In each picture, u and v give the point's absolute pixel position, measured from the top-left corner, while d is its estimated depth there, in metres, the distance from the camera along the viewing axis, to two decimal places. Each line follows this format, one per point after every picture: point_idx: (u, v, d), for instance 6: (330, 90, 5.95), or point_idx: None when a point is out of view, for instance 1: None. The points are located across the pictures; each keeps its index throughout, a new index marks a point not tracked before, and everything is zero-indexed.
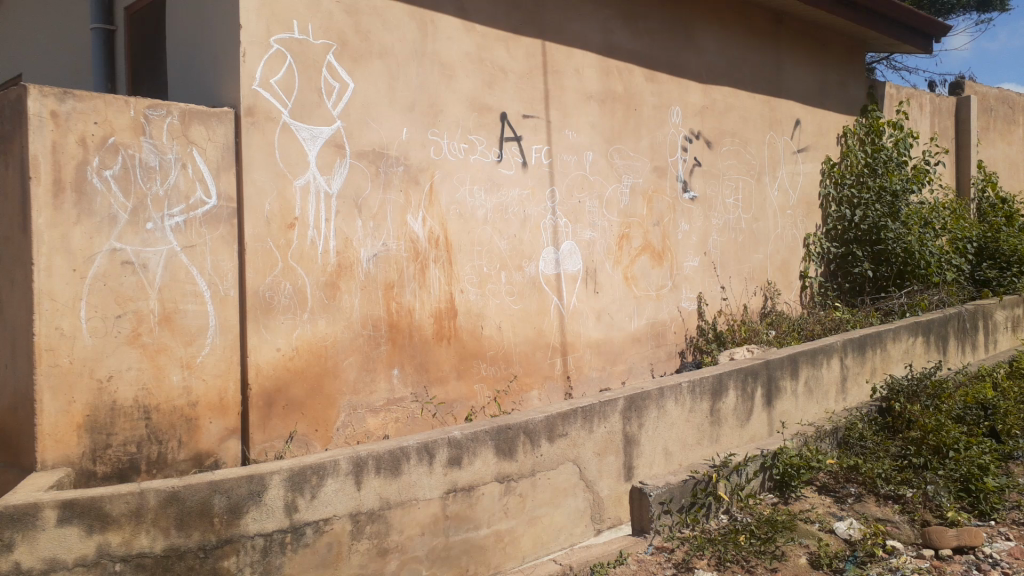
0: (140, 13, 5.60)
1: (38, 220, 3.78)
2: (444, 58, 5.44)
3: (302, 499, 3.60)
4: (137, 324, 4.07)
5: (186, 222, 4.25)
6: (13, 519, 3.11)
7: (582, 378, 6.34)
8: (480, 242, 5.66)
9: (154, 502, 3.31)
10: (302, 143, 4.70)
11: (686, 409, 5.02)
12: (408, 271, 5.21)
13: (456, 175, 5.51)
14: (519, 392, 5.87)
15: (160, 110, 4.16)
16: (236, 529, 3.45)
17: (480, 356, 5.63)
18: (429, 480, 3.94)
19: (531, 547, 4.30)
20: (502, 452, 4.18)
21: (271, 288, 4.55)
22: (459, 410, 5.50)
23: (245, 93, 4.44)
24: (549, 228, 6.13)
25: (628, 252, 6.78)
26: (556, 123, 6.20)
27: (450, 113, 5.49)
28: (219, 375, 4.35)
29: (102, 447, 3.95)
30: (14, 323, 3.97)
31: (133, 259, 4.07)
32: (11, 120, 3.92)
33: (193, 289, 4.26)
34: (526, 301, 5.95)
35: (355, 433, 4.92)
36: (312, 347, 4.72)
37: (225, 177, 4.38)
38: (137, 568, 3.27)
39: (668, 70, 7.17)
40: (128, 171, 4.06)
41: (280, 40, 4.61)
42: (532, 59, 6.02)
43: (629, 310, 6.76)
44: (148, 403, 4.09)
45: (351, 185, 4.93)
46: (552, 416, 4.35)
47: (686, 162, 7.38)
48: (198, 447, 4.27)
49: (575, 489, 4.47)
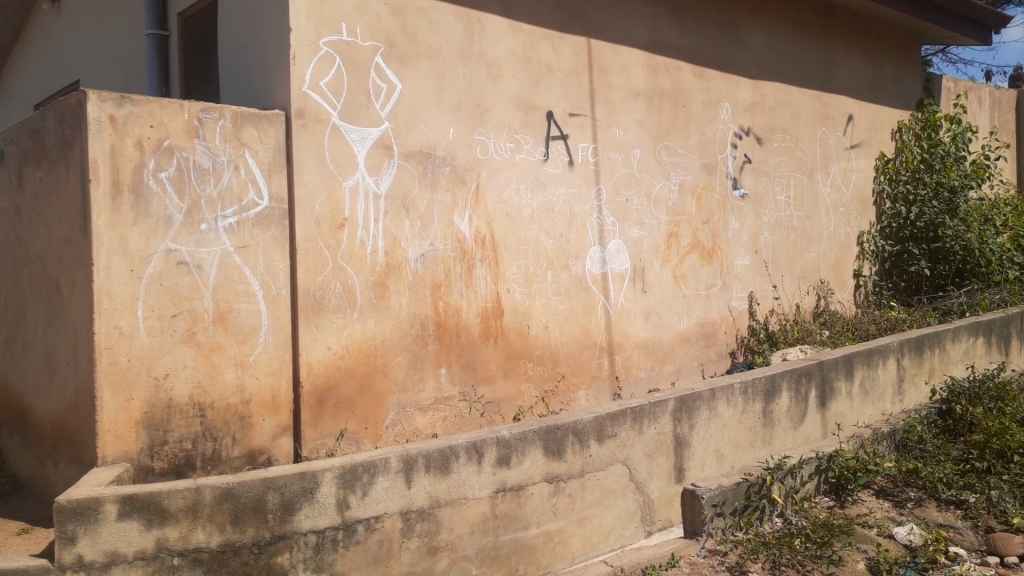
0: (193, 18, 5.71)
1: (98, 222, 3.88)
2: (490, 57, 5.45)
3: (354, 496, 3.63)
4: (192, 323, 4.15)
5: (239, 223, 4.32)
6: (76, 512, 3.21)
7: (630, 378, 6.29)
8: (527, 241, 5.65)
9: (210, 498, 3.37)
10: (351, 144, 4.74)
11: (738, 410, 4.95)
12: (456, 271, 5.23)
13: (503, 174, 5.51)
14: (567, 391, 5.85)
15: (213, 112, 4.23)
16: (290, 526, 3.50)
17: (528, 356, 5.62)
18: (478, 478, 3.95)
19: (581, 548, 4.27)
20: (551, 452, 4.17)
21: (322, 287, 4.60)
22: (507, 409, 5.50)
23: (296, 95, 4.49)
24: (596, 227, 6.09)
25: (677, 250, 6.71)
26: (603, 121, 6.16)
27: (496, 112, 5.49)
28: (271, 373, 4.41)
29: (159, 444, 4.04)
30: (75, 323, 4.09)
31: (188, 259, 4.15)
32: (72, 126, 4.03)
33: (245, 289, 4.32)
34: (573, 301, 5.92)
35: (405, 432, 4.95)
36: (362, 346, 4.76)
37: (276, 178, 4.44)
38: (194, 563, 3.34)
39: (716, 66, 7.07)
40: (182, 173, 4.14)
41: (330, 42, 4.66)
42: (578, 57, 5.99)
43: (679, 310, 6.69)
44: (203, 401, 4.17)
45: (399, 186, 4.96)
46: (601, 417, 4.32)
47: (736, 159, 7.27)
48: (251, 444, 4.34)
49: (625, 490, 4.44)
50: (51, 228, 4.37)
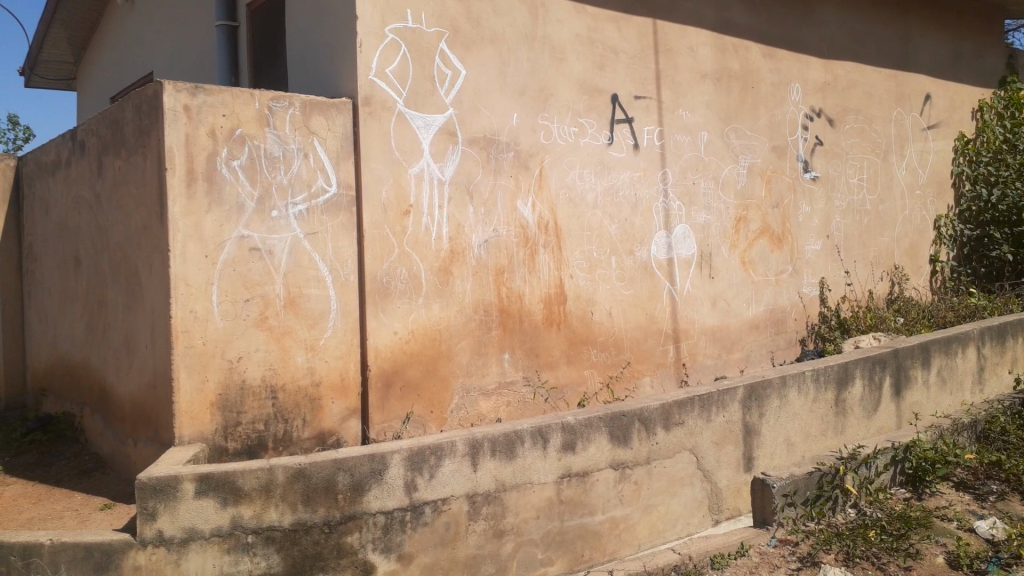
0: (262, 8, 5.81)
1: (174, 209, 4.00)
2: (555, 40, 5.41)
3: (421, 478, 3.68)
4: (264, 308, 4.25)
5: (309, 210, 4.39)
6: (157, 489, 3.33)
7: (696, 365, 6.20)
8: (590, 226, 5.60)
9: (282, 478, 3.45)
10: (416, 131, 4.77)
11: (809, 399, 4.83)
12: (518, 256, 5.22)
13: (567, 158, 5.47)
14: (631, 378, 5.80)
15: (283, 101, 4.31)
16: (359, 506, 3.56)
17: (591, 343, 5.58)
18: (543, 463, 3.94)
19: (647, 535, 4.24)
20: (617, 438, 4.14)
21: (388, 273, 4.64)
22: (571, 395, 5.49)
23: (362, 83, 4.53)
24: (661, 211, 6.01)
25: (745, 235, 6.57)
26: (669, 103, 6.06)
27: (560, 96, 5.45)
28: (340, 357, 4.48)
29: (233, 425, 4.16)
30: (153, 307, 4.23)
31: (261, 245, 4.25)
32: (149, 116, 4.16)
33: (315, 275, 4.40)
34: (637, 287, 5.85)
35: (469, 416, 4.98)
36: (427, 331, 4.80)
37: (344, 166, 4.50)
38: (267, 541, 3.43)
39: (786, 46, 6.89)
40: (254, 161, 4.23)
41: (395, 30, 4.68)
42: (643, 39, 5.89)
43: (747, 297, 6.56)
44: (275, 383, 4.27)
45: (463, 172, 4.97)
46: (668, 404, 4.27)
47: (806, 141, 7.08)
48: (321, 426, 4.42)
49: (692, 478, 4.38)
50: (129, 215, 4.52)
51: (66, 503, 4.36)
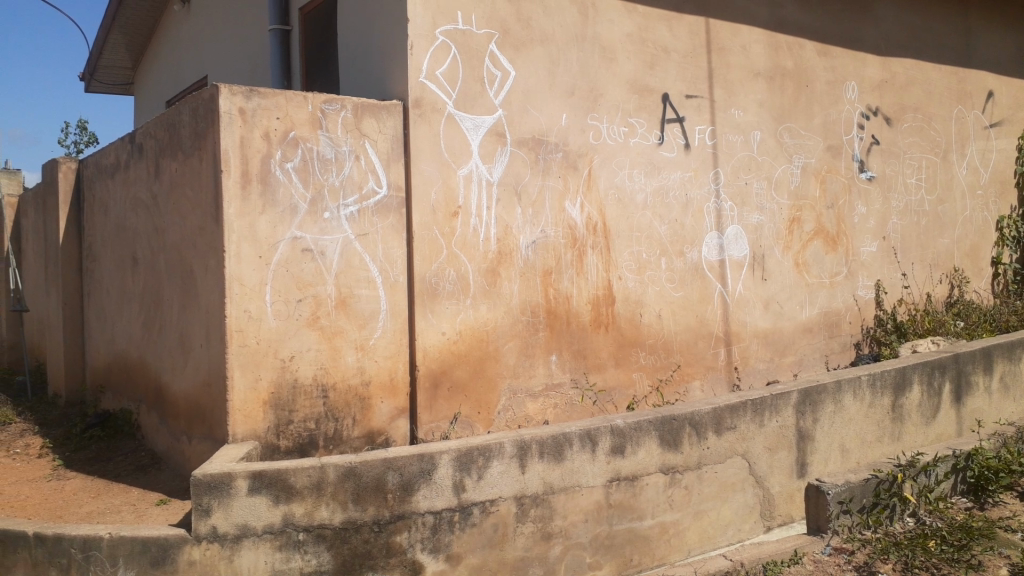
0: (314, 12, 5.88)
1: (229, 210, 4.07)
2: (605, 40, 5.37)
3: (469, 479, 3.68)
4: (316, 308, 4.31)
5: (359, 212, 4.43)
6: (211, 486, 3.39)
7: (748, 369, 6.11)
8: (640, 227, 5.54)
9: (333, 477, 3.49)
10: (465, 133, 4.77)
11: (865, 404, 4.73)
12: (566, 258, 5.19)
13: (616, 158, 5.43)
14: (681, 382, 5.73)
15: (335, 104, 4.36)
16: (408, 505, 3.58)
17: (639, 345, 5.52)
18: (592, 467, 3.92)
19: (698, 541, 4.19)
20: (666, 443, 4.09)
21: (437, 274, 4.66)
22: (619, 399, 5.44)
23: (413, 85, 4.56)
24: (713, 212, 5.93)
25: (799, 237, 6.45)
26: (720, 102, 5.97)
27: (610, 96, 5.41)
28: (389, 357, 4.51)
29: (285, 423, 4.22)
30: (208, 307, 4.31)
31: (313, 246, 4.30)
32: (206, 119, 4.24)
33: (365, 276, 4.44)
34: (688, 289, 5.78)
35: (516, 417, 4.98)
36: (475, 332, 4.81)
37: (394, 168, 4.53)
38: (318, 539, 3.47)
39: (842, 43, 6.74)
40: (307, 163, 4.29)
41: (445, 32, 4.69)
42: (695, 38, 5.83)
43: (800, 299, 6.44)
44: (325, 382, 4.32)
45: (511, 173, 4.97)
46: (719, 408, 4.21)
47: (862, 140, 6.92)
48: (370, 425, 4.46)
49: (744, 483, 4.31)
50: (186, 217, 4.62)
51: (123, 497, 4.47)
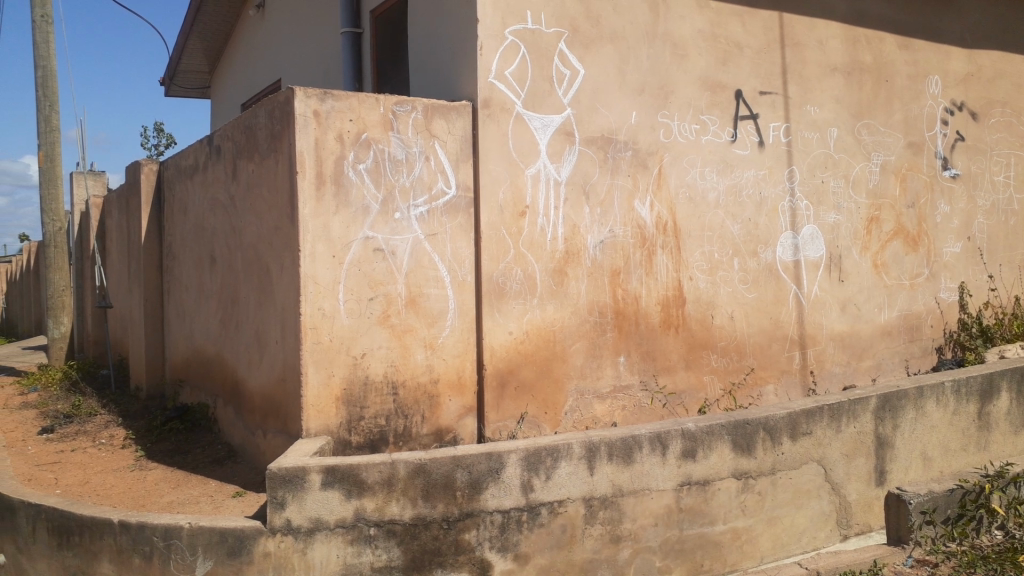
0: (385, 15, 5.97)
1: (304, 211, 4.18)
2: (676, 37, 5.30)
3: (538, 480, 3.68)
4: (386, 306, 4.37)
5: (429, 212, 4.47)
6: (286, 480, 3.46)
7: (824, 373, 5.94)
8: (711, 226, 5.45)
9: (403, 473, 3.53)
10: (534, 132, 4.76)
11: (949, 412, 4.57)
12: (635, 258, 5.13)
13: (687, 157, 5.35)
14: (754, 385, 5.61)
15: (406, 105, 4.41)
16: (477, 504, 3.60)
17: (711, 347, 5.43)
18: (662, 470, 3.86)
19: (771, 548, 4.10)
20: (739, 447, 4.01)
21: (504, 274, 4.65)
22: (689, 401, 5.36)
23: (482, 85, 4.57)
24: (787, 211, 5.79)
25: (878, 237, 6.26)
26: (796, 99, 5.83)
27: (681, 93, 5.33)
28: (457, 356, 4.54)
29: (356, 419, 4.30)
30: (283, 305, 4.41)
31: (384, 246, 4.36)
32: (282, 120, 4.35)
33: (434, 275, 4.48)
34: (762, 290, 5.66)
35: (583, 418, 4.95)
36: (542, 332, 4.79)
37: (463, 168, 4.55)
38: (388, 534, 3.52)
39: (925, 36, 6.51)
40: (378, 164, 4.35)
41: (515, 32, 4.69)
42: (769, 33, 5.70)
43: (878, 301, 6.24)
44: (395, 379, 4.38)
45: (580, 172, 4.94)
46: (795, 413, 4.11)
47: (946, 137, 6.67)
48: (439, 423, 4.49)
49: (820, 490, 4.21)
50: (262, 217, 4.73)
51: (201, 489, 4.61)
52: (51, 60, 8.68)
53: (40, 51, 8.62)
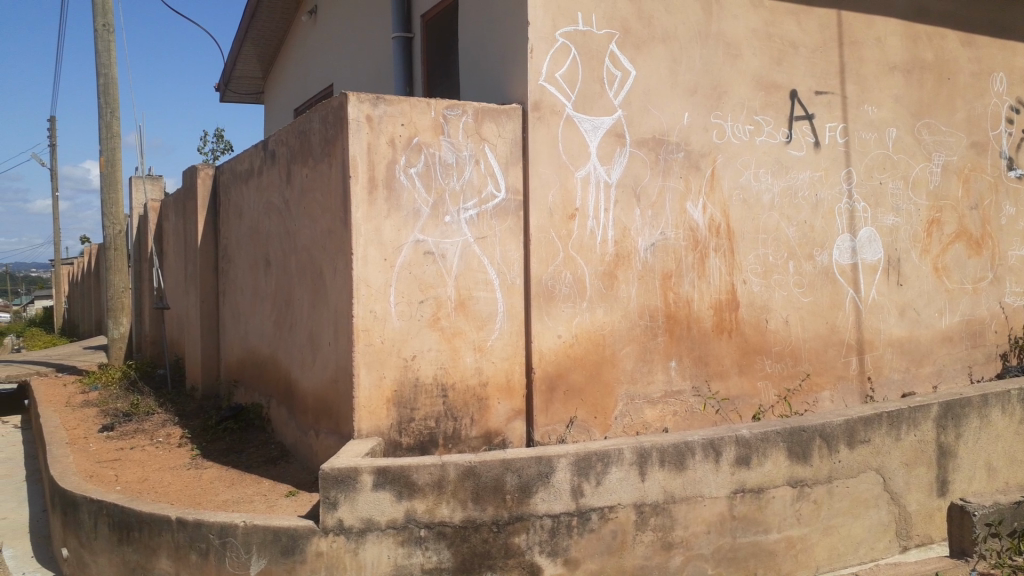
0: (436, 19, 6.01)
1: (357, 214, 4.23)
2: (730, 36, 5.23)
3: (588, 484, 3.66)
4: (436, 309, 4.39)
5: (479, 215, 4.48)
6: (339, 480, 3.50)
7: (882, 380, 5.79)
8: (766, 229, 5.36)
9: (454, 475, 3.54)
10: (584, 134, 4.73)
11: (1015, 421, 4.49)
12: (687, 261, 5.07)
13: (740, 158, 5.27)
14: (810, 391, 5.50)
15: (456, 109, 4.42)
16: (527, 508, 3.59)
17: (765, 352, 5.33)
18: (715, 477, 3.81)
19: (827, 558, 4.02)
20: (795, 454, 3.93)
21: (554, 277, 4.63)
22: (743, 407, 5.27)
23: (532, 88, 4.56)
24: (844, 213, 5.66)
25: (939, 239, 6.09)
26: (853, 98, 5.71)
27: (734, 94, 5.25)
28: (507, 358, 4.54)
29: (407, 420, 4.34)
30: (336, 308, 4.47)
31: (434, 250, 4.39)
32: (335, 126, 4.41)
33: (483, 278, 4.49)
34: (818, 293, 5.54)
35: (634, 423, 4.89)
36: (591, 336, 4.75)
37: (513, 171, 4.55)
38: (439, 536, 3.54)
39: (989, 32, 6.32)
40: (429, 168, 4.38)
41: (565, 34, 4.67)
42: (826, 31, 5.59)
43: (939, 306, 6.06)
44: (445, 382, 4.40)
45: (631, 174, 4.89)
46: (852, 420, 4.03)
47: (1011, 136, 6.48)
48: (488, 426, 4.49)
49: (878, 500, 4.12)
50: (316, 220, 4.79)
51: (255, 488, 4.69)
52: (112, 68, 8.94)
53: (101, 60, 8.88)
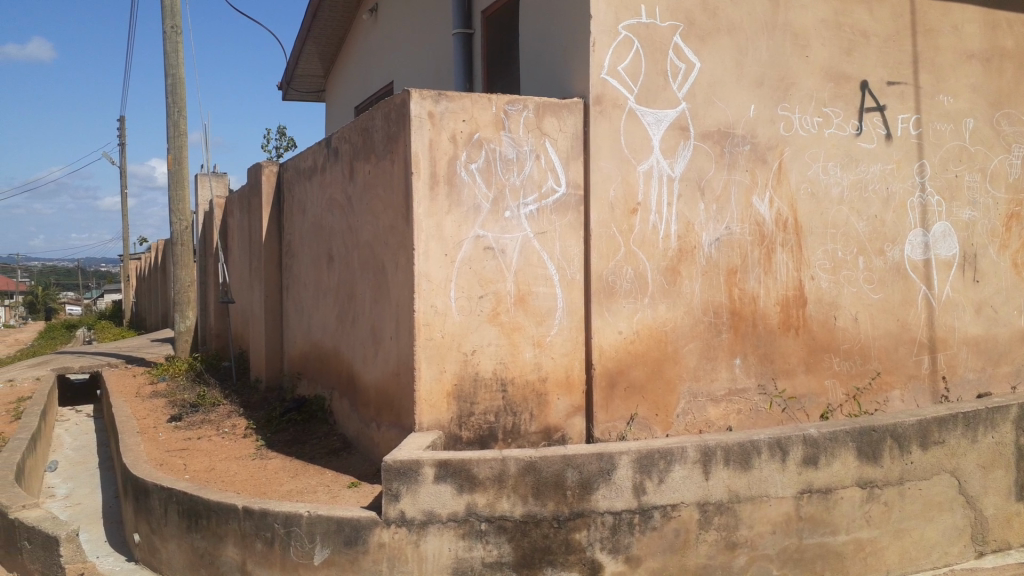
0: (496, 14, 6.01)
1: (418, 210, 4.27)
2: (797, 27, 5.10)
3: (650, 482, 3.62)
4: (496, 304, 4.40)
5: (539, 210, 4.46)
6: (401, 472, 3.53)
7: (956, 380, 5.59)
8: (834, 223, 5.22)
9: (514, 470, 3.54)
10: (647, 128, 4.68)
11: None
12: (753, 256, 4.97)
13: (808, 151, 5.14)
14: (880, 391, 5.34)
15: (517, 105, 4.41)
16: (588, 504, 3.57)
17: (833, 350, 5.20)
18: (781, 477, 3.73)
19: (897, 562, 3.90)
20: (865, 454, 3.83)
21: (614, 272, 4.59)
22: (810, 406, 5.14)
23: (595, 81, 4.52)
24: (917, 207, 5.49)
25: (1018, 234, 5.87)
26: (928, 88, 5.52)
27: (803, 85, 5.13)
28: (566, 354, 4.52)
29: (467, 414, 4.36)
30: (398, 302, 4.51)
31: (494, 244, 4.40)
32: (398, 122, 4.45)
33: (543, 273, 4.47)
34: (888, 290, 5.38)
35: (696, 422, 4.82)
36: (653, 332, 4.70)
37: (574, 166, 4.52)
38: (499, 530, 3.54)
39: None
40: (490, 163, 4.38)
41: (628, 27, 4.63)
42: (899, 20, 5.41)
43: (1018, 304, 5.84)
44: (505, 376, 4.41)
45: (695, 167, 4.81)
46: (926, 421, 3.92)
47: None
48: (547, 421, 4.48)
49: (952, 503, 4.01)
50: (378, 216, 4.84)
51: (318, 478, 4.77)
52: (180, 68, 9.18)
53: (170, 60, 9.12)
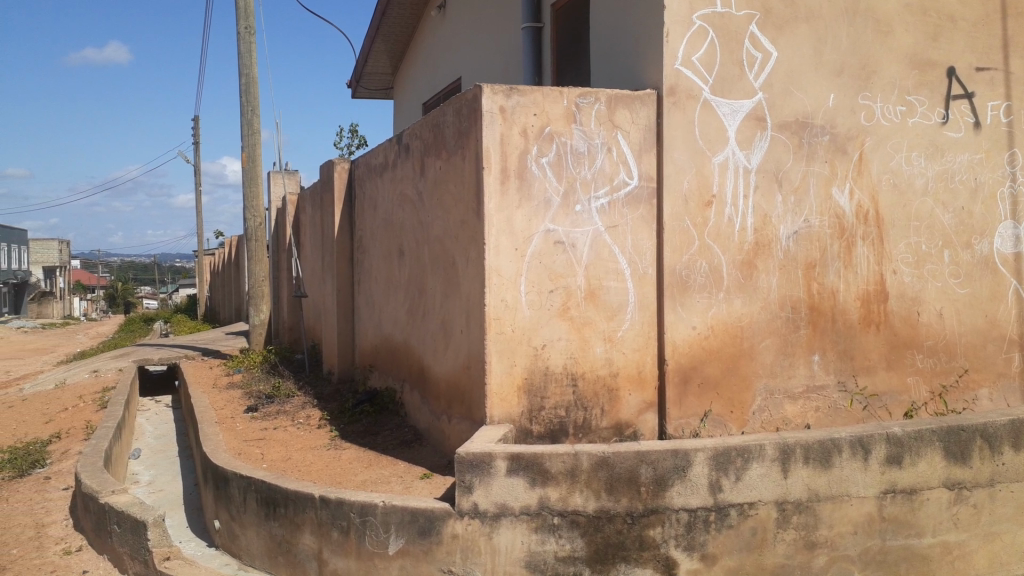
0: (566, 8, 6.00)
1: (489, 205, 4.29)
2: (879, 13, 4.94)
3: (727, 480, 3.56)
4: (566, 298, 4.39)
5: (610, 204, 4.44)
6: (474, 465, 3.56)
7: None
8: (918, 215, 5.05)
9: (587, 464, 3.54)
10: (722, 119, 4.60)
11: None
12: (832, 249, 4.84)
13: (891, 141, 4.98)
14: (967, 389, 5.14)
15: (589, 97, 4.38)
16: (662, 500, 3.54)
17: (917, 347, 5.02)
18: (863, 476, 3.63)
19: (987, 566, 3.77)
20: (952, 455, 3.70)
21: (687, 266, 4.53)
22: (892, 404, 4.98)
23: (668, 72, 4.47)
24: (1008, 198, 5.27)
25: None
26: (1019, 74, 5.28)
27: (885, 73, 4.96)
28: (638, 349, 4.48)
29: (538, 408, 4.37)
30: (469, 296, 4.54)
31: (564, 239, 4.39)
32: (469, 117, 4.48)
33: (614, 268, 4.45)
34: (976, 285, 5.17)
35: (773, 419, 4.73)
36: (727, 327, 4.62)
37: (646, 159, 4.48)
38: (572, 524, 3.54)
39: None
40: (561, 157, 4.37)
41: (702, 16, 4.56)
42: (988, 4, 5.19)
43: None
44: (575, 371, 4.40)
45: (772, 159, 4.71)
46: (1019, 421, 3.78)
47: None
48: (619, 417, 4.46)
49: None
50: (449, 212, 4.89)
51: (391, 469, 4.84)
52: (253, 68, 9.41)
53: (244, 61, 9.37)
